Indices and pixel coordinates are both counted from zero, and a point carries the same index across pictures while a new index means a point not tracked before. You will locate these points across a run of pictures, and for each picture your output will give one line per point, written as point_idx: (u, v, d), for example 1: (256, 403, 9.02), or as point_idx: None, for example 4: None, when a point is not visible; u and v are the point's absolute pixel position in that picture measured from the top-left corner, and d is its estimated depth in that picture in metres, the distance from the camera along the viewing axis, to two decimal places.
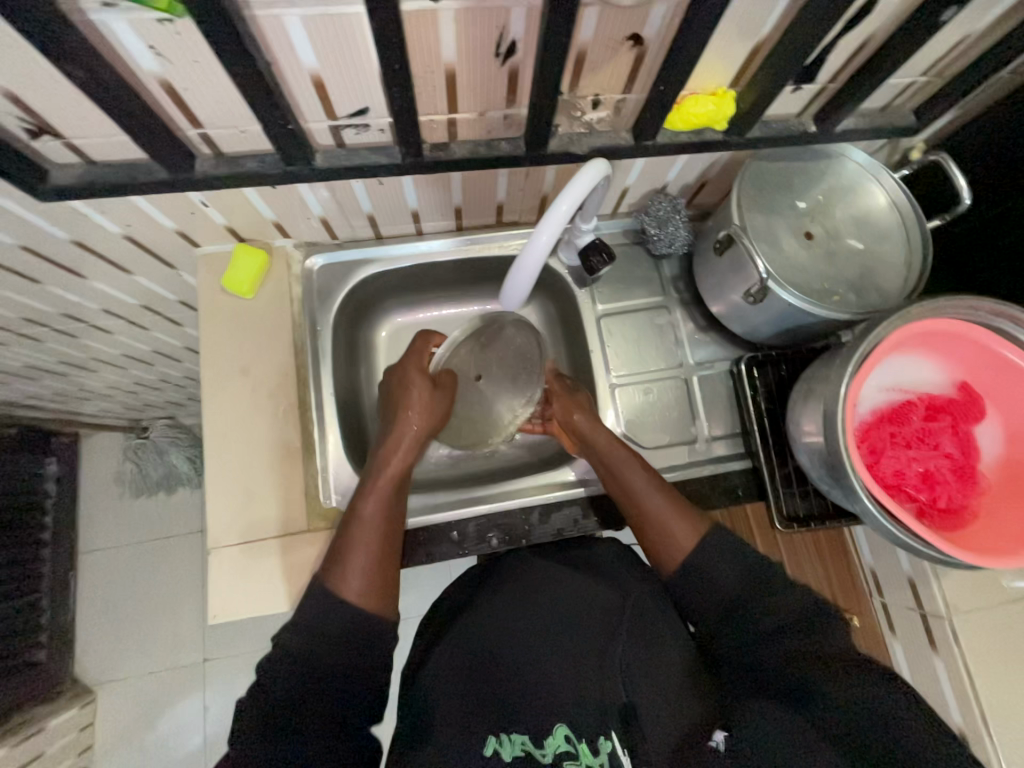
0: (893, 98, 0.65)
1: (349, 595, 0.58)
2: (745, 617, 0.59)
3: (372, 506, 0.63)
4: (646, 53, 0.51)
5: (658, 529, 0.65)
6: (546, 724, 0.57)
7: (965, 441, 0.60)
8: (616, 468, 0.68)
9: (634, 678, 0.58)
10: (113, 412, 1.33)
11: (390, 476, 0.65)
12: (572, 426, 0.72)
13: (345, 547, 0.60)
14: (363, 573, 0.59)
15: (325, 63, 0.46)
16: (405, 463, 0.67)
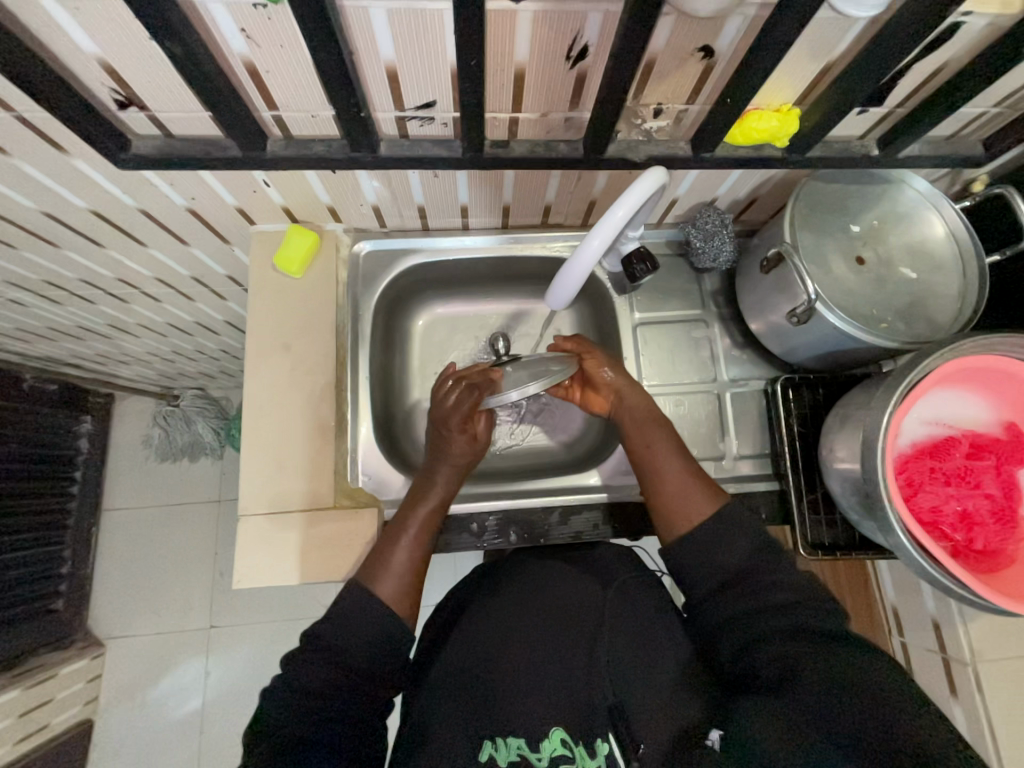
0: (962, 128, 0.63)
1: (382, 594, 0.60)
2: (741, 600, 0.56)
3: (413, 526, 0.66)
4: (716, 66, 0.51)
5: (674, 488, 0.64)
6: (541, 726, 0.56)
7: (1008, 483, 0.58)
8: (640, 422, 0.70)
9: (626, 680, 0.58)
10: (148, 378, 1.37)
11: (438, 497, 0.69)
12: (600, 382, 0.74)
13: (384, 555, 0.63)
14: (396, 583, 0.61)
15: (402, 55, 0.47)
16: (446, 492, 0.69)
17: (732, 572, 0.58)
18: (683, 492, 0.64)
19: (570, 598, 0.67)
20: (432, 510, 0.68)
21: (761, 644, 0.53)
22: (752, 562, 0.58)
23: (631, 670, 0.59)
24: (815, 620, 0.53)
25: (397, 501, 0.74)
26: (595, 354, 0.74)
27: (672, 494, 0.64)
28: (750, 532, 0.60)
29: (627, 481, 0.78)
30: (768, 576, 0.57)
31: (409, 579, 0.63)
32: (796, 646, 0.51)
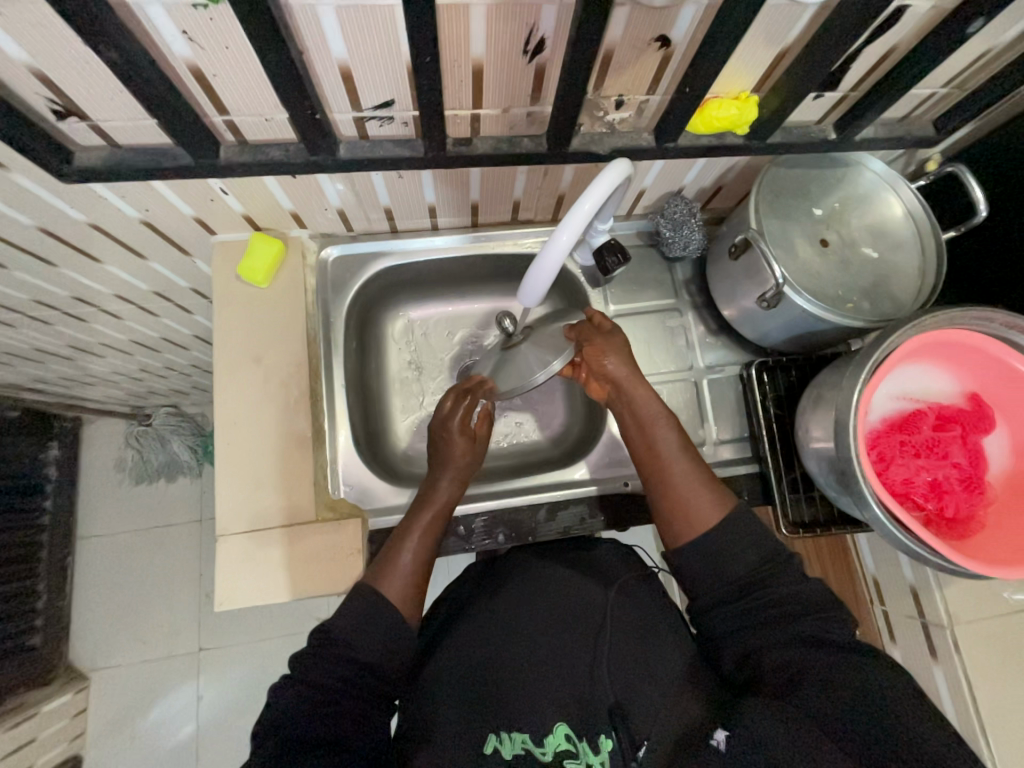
0: (913, 109, 0.65)
1: (389, 596, 0.59)
2: (752, 606, 0.56)
3: (417, 530, 0.64)
4: (673, 56, 0.51)
5: (684, 492, 0.63)
6: (546, 724, 0.56)
7: (974, 451, 0.60)
8: (646, 420, 0.67)
9: (629, 682, 0.58)
10: (116, 398, 1.32)
11: (443, 503, 0.67)
12: (604, 374, 0.68)
13: (391, 553, 0.63)
14: (403, 583, 0.61)
15: (355, 54, 0.46)
16: (449, 497, 0.67)
17: (744, 579, 0.58)
18: (686, 502, 0.62)
19: (570, 601, 0.68)
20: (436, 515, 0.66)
21: (772, 651, 0.54)
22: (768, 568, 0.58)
23: (635, 673, 0.59)
24: (828, 631, 0.53)
25: (382, 509, 0.73)
26: (596, 341, 0.67)
27: (676, 498, 0.63)
28: (763, 541, 0.60)
29: (611, 473, 0.79)
30: (780, 585, 0.57)
31: (416, 579, 0.62)
32: (807, 655, 0.52)
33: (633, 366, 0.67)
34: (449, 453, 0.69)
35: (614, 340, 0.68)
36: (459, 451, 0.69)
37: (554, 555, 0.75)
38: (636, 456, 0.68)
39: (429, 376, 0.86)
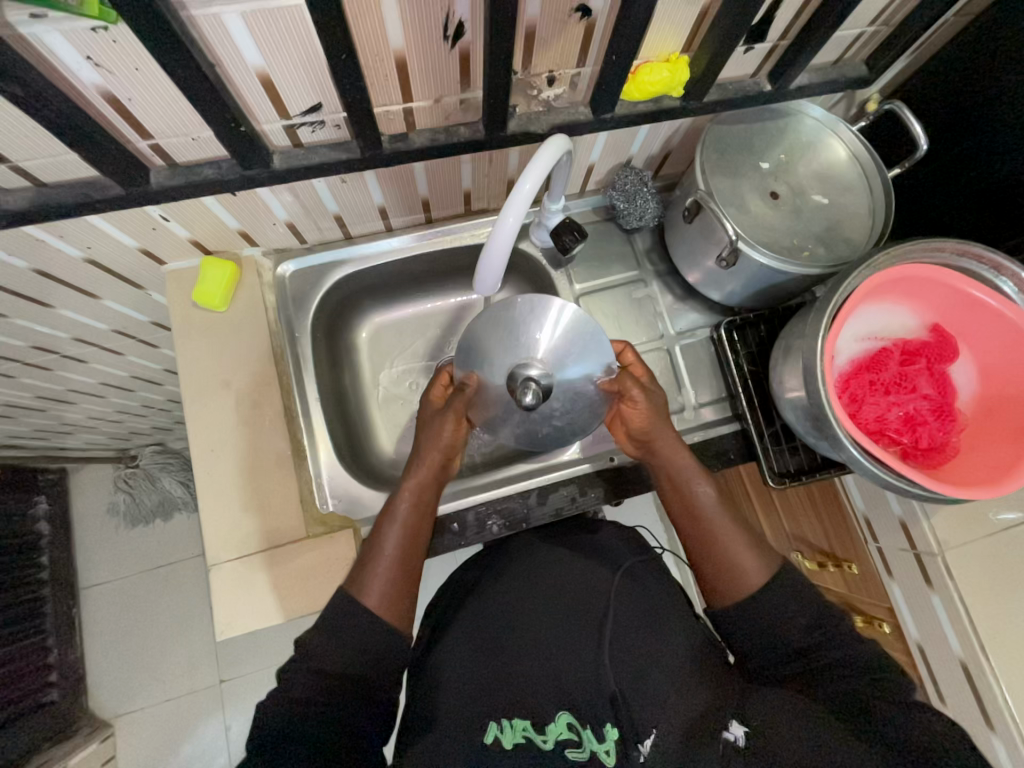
0: (846, 50, 0.65)
1: (369, 602, 0.59)
2: (815, 663, 0.55)
3: (392, 531, 0.64)
4: (596, 25, 0.51)
5: (721, 556, 0.61)
6: (547, 712, 0.58)
7: (942, 381, 0.62)
8: (680, 479, 0.66)
9: (632, 674, 0.60)
10: (98, 444, 1.30)
11: (416, 492, 0.67)
12: (640, 434, 0.68)
13: (366, 559, 0.62)
14: (383, 582, 0.61)
15: (271, 60, 0.45)
16: (423, 483, 0.67)
17: (798, 641, 0.56)
18: (726, 556, 0.61)
19: (574, 586, 0.69)
20: (416, 505, 0.66)
21: (825, 682, 0.54)
22: (822, 632, 0.55)
23: (637, 659, 0.61)
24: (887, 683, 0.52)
25: (373, 517, 0.73)
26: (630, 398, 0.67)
27: (721, 560, 0.61)
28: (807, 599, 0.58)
29: (599, 449, 0.78)
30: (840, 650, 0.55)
31: (399, 579, 0.61)
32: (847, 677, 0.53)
33: (663, 420, 0.67)
34: (423, 436, 0.70)
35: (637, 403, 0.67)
36: (434, 433, 0.69)
37: (555, 543, 0.76)
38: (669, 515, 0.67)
39: (406, 379, 0.85)
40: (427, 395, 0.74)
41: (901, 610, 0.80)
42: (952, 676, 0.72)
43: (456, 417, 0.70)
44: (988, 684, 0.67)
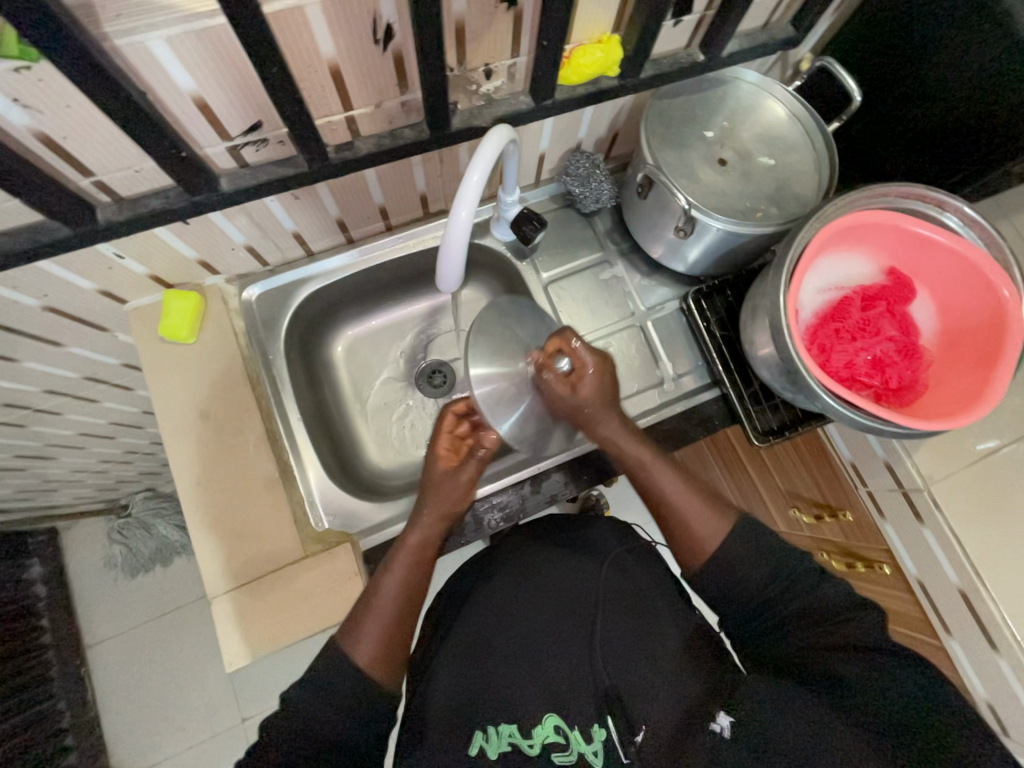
0: (771, 14, 0.67)
1: (360, 661, 0.55)
2: (798, 616, 0.57)
3: (389, 587, 0.60)
4: (523, 14, 0.51)
5: (687, 532, 0.61)
6: (535, 715, 0.58)
7: (903, 321, 0.64)
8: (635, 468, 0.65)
9: (622, 667, 0.60)
10: (86, 498, 1.27)
11: (416, 546, 0.63)
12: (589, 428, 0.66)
13: (361, 614, 0.59)
14: (374, 642, 0.57)
15: (203, 82, 0.45)
16: (426, 533, 0.63)
17: (778, 594, 0.57)
18: (691, 531, 0.61)
19: (564, 583, 0.70)
20: (416, 562, 0.62)
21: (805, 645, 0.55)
22: (783, 583, 0.57)
23: (628, 654, 0.61)
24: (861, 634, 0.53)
25: (370, 528, 0.71)
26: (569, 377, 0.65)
27: (689, 535, 0.61)
28: (768, 563, 0.58)
29: None
30: (807, 596, 0.57)
31: (393, 638, 0.58)
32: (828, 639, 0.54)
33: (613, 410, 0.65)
34: (434, 489, 0.65)
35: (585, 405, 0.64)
36: (448, 491, 0.65)
37: (547, 541, 0.77)
38: (638, 494, 0.67)
39: (388, 388, 0.86)
40: (433, 446, 0.67)
41: (898, 549, 0.82)
42: (955, 607, 0.74)
43: (477, 475, 0.67)
44: (988, 607, 0.69)
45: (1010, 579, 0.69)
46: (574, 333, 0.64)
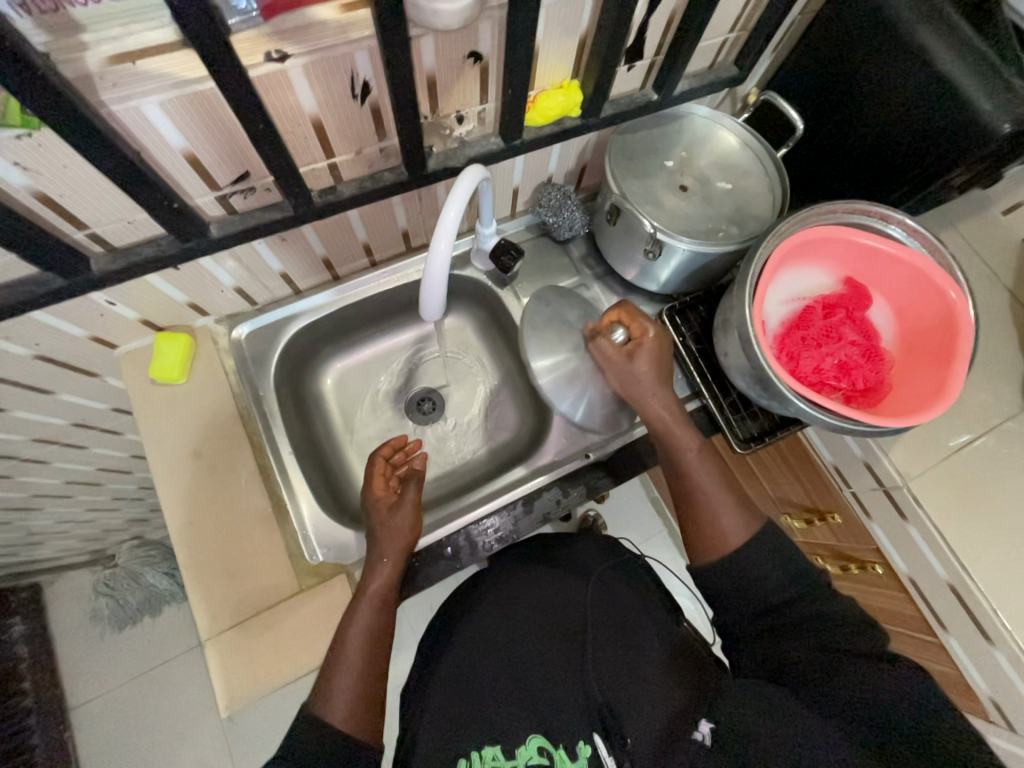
0: (715, 56, 0.74)
1: (334, 718, 0.55)
2: (787, 621, 0.58)
3: (354, 638, 0.60)
4: (489, 67, 0.56)
5: (707, 519, 0.63)
6: (519, 736, 0.59)
7: (863, 326, 0.68)
8: (666, 438, 0.67)
9: (616, 684, 0.60)
10: (71, 550, 1.24)
11: (377, 591, 0.64)
12: (637, 394, 0.67)
13: (329, 669, 0.58)
14: (347, 696, 0.57)
15: (193, 139, 0.48)
16: (387, 579, 0.64)
17: (773, 601, 0.58)
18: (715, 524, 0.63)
19: (554, 604, 0.71)
20: (379, 608, 0.63)
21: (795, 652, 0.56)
22: (801, 587, 0.58)
23: (617, 671, 0.62)
24: (852, 643, 0.54)
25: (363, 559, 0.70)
26: (637, 335, 0.69)
27: (709, 531, 0.63)
28: (761, 571, 0.59)
29: (574, 448, 0.79)
30: (811, 606, 0.57)
31: (366, 686, 0.58)
32: (818, 645, 0.55)
33: (661, 383, 0.67)
34: (381, 531, 0.66)
35: (638, 372, 0.67)
36: (396, 527, 0.66)
37: (539, 561, 0.77)
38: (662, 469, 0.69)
39: (378, 417, 0.88)
40: (369, 488, 0.70)
41: (887, 547, 0.83)
42: (947, 600, 0.75)
43: (419, 501, 0.70)
44: (978, 599, 0.70)
45: (995, 569, 0.70)
46: (634, 307, 0.71)
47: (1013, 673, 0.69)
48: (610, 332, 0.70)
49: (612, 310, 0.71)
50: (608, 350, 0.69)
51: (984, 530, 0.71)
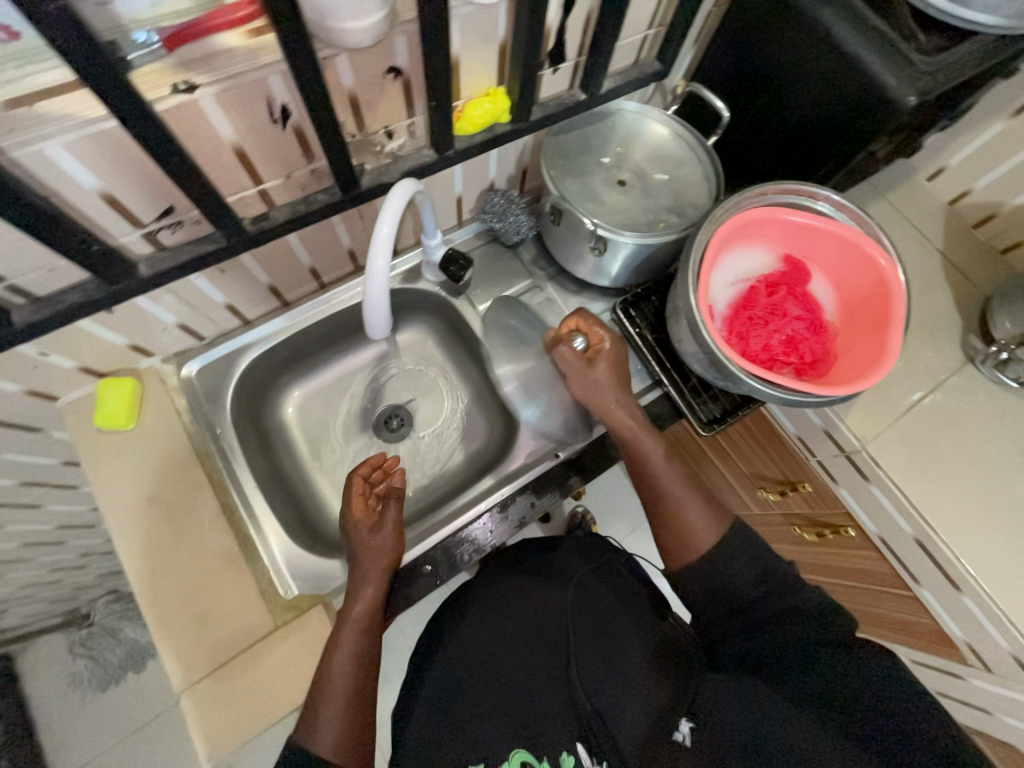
0: (637, 53, 0.76)
1: (322, 751, 0.53)
2: (762, 615, 0.58)
3: (339, 666, 0.58)
4: (411, 81, 0.56)
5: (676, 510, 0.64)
6: (502, 752, 0.59)
7: (806, 301, 0.70)
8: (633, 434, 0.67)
9: (601, 691, 0.60)
10: (40, 614, 1.18)
11: (359, 616, 0.62)
12: (601, 402, 0.67)
13: (314, 700, 0.57)
14: (334, 726, 0.55)
15: (107, 177, 0.47)
16: (371, 603, 0.63)
17: (748, 596, 0.59)
18: (684, 517, 0.64)
19: (535, 615, 0.71)
20: (365, 632, 0.61)
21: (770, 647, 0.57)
22: (771, 583, 0.59)
23: (603, 677, 0.62)
24: (824, 635, 0.55)
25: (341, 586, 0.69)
26: (597, 344, 0.68)
27: (679, 528, 0.63)
28: (732, 565, 0.60)
29: (543, 449, 0.79)
30: (784, 601, 0.58)
31: (353, 713, 0.57)
32: (790, 636, 0.56)
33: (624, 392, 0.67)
34: (363, 553, 0.64)
35: (598, 379, 0.67)
36: (378, 548, 0.65)
37: (519, 570, 0.78)
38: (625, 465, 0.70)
39: (346, 439, 0.86)
40: (349, 510, 0.67)
41: (857, 511, 0.85)
42: (915, 554, 0.78)
43: (399, 521, 0.69)
44: (943, 550, 0.73)
45: (953, 524, 0.73)
46: (591, 314, 0.70)
47: (981, 617, 0.72)
48: (571, 339, 0.69)
49: (572, 317, 0.70)
50: (569, 359, 0.68)
51: (939, 488, 0.75)
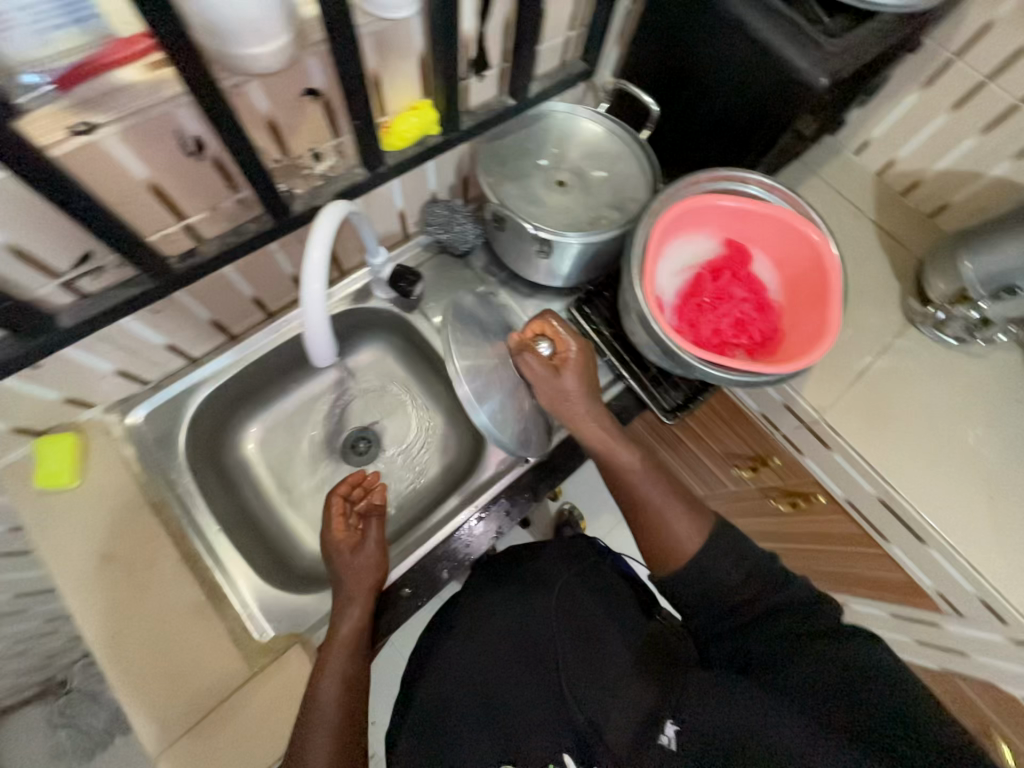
0: (562, 54, 0.77)
1: None
2: (746, 609, 0.58)
3: (326, 693, 0.56)
4: (331, 101, 0.55)
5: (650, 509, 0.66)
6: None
7: (750, 282, 0.72)
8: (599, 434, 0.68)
9: (589, 698, 0.60)
10: (10, 690, 1.11)
11: (343, 639, 0.61)
12: (569, 407, 0.68)
13: (300, 731, 0.54)
14: (323, 755, 0.53)
15: (9, 229, 0.44)
16: (356, 624, 0.62)
17: (732, 592, 0.59)
18: (659, 517, 0.65)
19: (522, 628, 0.70)
20: (353, 651, 0.60)
21: (754, 635, 0.57)
22: (755, 580, 0.59)
23: (590, 681, 0.61)
24: (807, 624, 0.56)
25: (319, 620, 0.69)
26: (563, 349, 0.69)
27: (658, 530, 0.65)
28: (714, 563, 0.61)
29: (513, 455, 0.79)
30: (767, 595, 0.58)
31: (345, 737, 0.55)
32: (774, 628, 0.56)
33: (594, 396, 0.68)
34: (345, 574, 0.64)
35: (565, 385, 0.67)
36: (361, 567, 0.64)
37: (503, 582, 0.77)
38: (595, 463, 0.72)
39: (313, 469, 0.84)
40: (328, 531, 0.66)
41: (824, 481, 0.88)
42: (881, 514, 0.80)
43: (383, 538, 0.68)
44: (905, 507, 0.75)
45: (912, 483, 0.76)
46: (553, 316, 0.70)
47: (947, 566, 0.75)
48: (535, 345, 0.69)
49: (537, 321, 0.70)
50: (535, 365, 0.67)
51: (896, 452, 0.77)
